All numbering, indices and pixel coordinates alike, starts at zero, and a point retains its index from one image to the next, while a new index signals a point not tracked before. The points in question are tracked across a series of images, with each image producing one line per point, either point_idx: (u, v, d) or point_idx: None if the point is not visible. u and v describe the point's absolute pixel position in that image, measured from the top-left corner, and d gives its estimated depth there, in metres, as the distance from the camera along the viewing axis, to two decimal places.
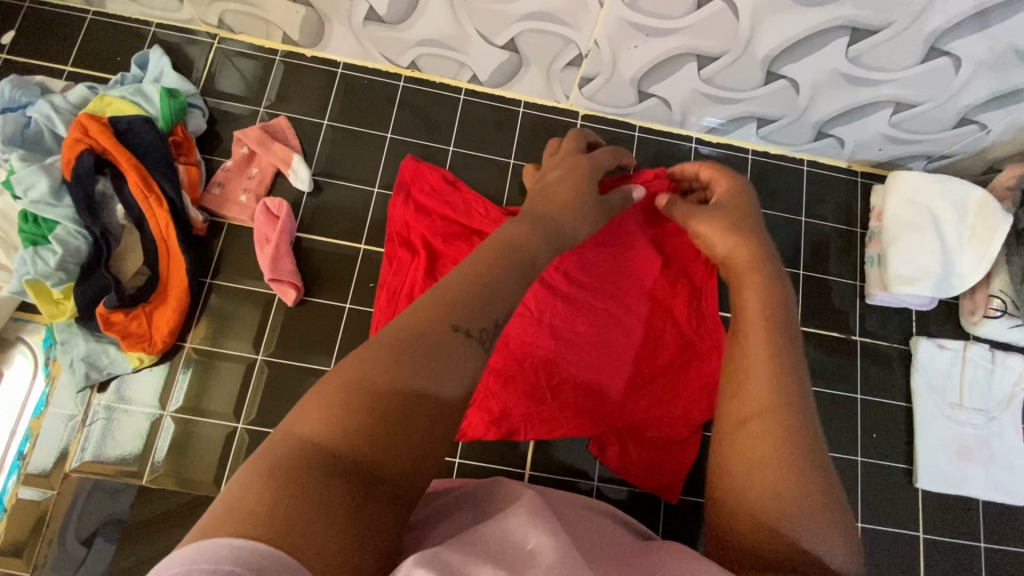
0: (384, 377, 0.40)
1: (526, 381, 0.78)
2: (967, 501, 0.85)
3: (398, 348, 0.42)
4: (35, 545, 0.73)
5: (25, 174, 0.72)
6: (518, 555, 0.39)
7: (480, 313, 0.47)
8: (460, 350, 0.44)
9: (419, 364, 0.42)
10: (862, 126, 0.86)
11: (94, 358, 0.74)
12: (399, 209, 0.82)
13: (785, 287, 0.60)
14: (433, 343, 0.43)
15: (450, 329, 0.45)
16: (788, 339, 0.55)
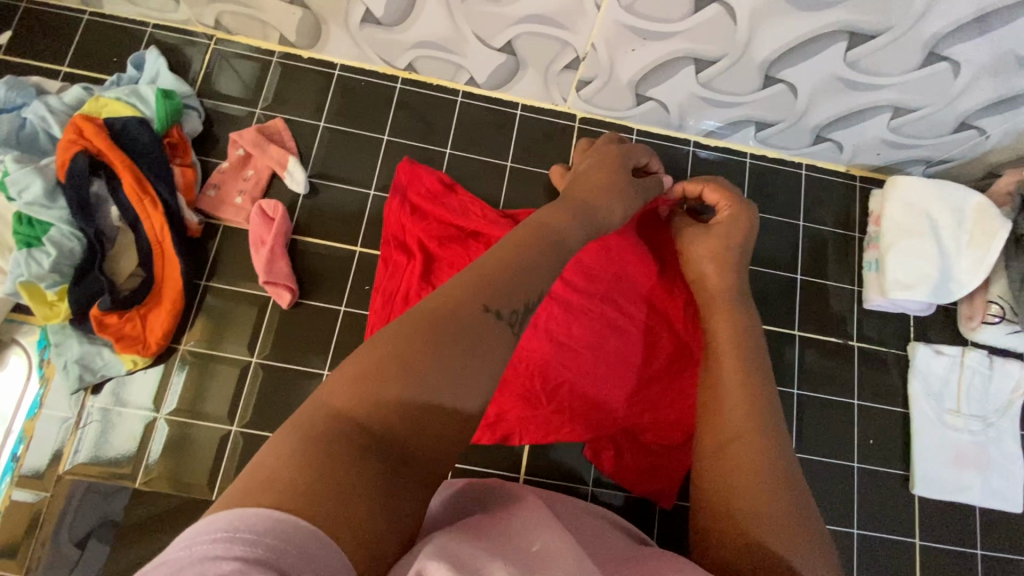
0: (417, 355, 0.40)
1: (521, 385, 0.78)
2: (963, 508, 0.85)
3: (432, 325, 0.42)
4: (28, 547, 0.73)
5: (19, 175, 0.72)
6: (525, 556, 0.39)
7: (511, 295, 0.46)
8: (490, 332, 0.44)
9: (452, 344, 0.41)
10: (861, 130, 0.85)
11: (87, 360, 0.74)
12: (394, 212, 0.82)
13: (752, 321, 0.69)
14: (465, 322, 0.43)
15: (482, 309, 0.44)
16: (756, 369, 0.63)
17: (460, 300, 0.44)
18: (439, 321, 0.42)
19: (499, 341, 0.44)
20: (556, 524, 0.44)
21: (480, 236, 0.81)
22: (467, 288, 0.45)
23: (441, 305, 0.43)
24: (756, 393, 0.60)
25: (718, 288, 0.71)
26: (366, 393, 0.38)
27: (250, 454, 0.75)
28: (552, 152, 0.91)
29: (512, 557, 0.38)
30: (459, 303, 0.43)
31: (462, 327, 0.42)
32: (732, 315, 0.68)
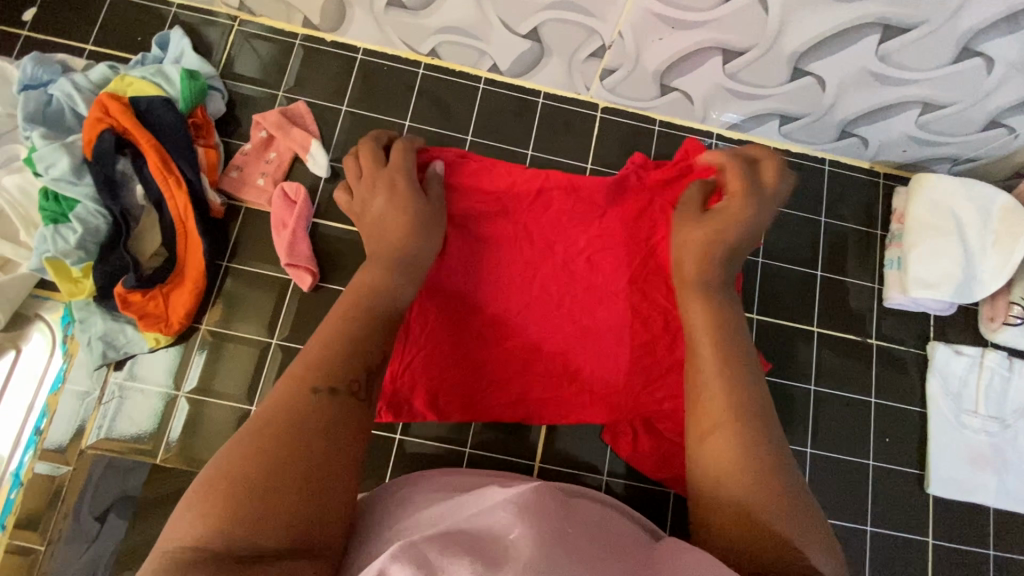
0: (251, 462, 0.44)
1: (543, 367, 0.80)
2: (978, 508, 0.84)
3: (266, 427, 0.47)
4: (50, 519, 0.74)
5: (47, 151, 0.72)
6: (495, 555, 0.43)
7: (340, 370, 0.53)
8: (322, 406, 0.50)
9: (284, 437, 0.46)
10: (887, 127, 0.84)
11: (111, 337, 0.75)
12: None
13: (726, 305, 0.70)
14: (301, 410, 0.49)
15: (310, 392, 0.50)
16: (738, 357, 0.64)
17: (292, 389, 0.50)
18: (274, 420, 0.47)
19: (338, 412, 0.50)
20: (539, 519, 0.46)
21: (506, 214, 0.81)
22: (302, 373, 0.52)
23: (271, 404, 0.49)
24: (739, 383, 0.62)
25: (688, 275, 0.71)
26: (208, 514, 0.42)
27: None
28: (573, 143, 0.91)
29: (481, 554, 0.42)
30: (290, 396, 0.49)
31: (292, 418, 0.48)
32: (708, 301, 0.69)
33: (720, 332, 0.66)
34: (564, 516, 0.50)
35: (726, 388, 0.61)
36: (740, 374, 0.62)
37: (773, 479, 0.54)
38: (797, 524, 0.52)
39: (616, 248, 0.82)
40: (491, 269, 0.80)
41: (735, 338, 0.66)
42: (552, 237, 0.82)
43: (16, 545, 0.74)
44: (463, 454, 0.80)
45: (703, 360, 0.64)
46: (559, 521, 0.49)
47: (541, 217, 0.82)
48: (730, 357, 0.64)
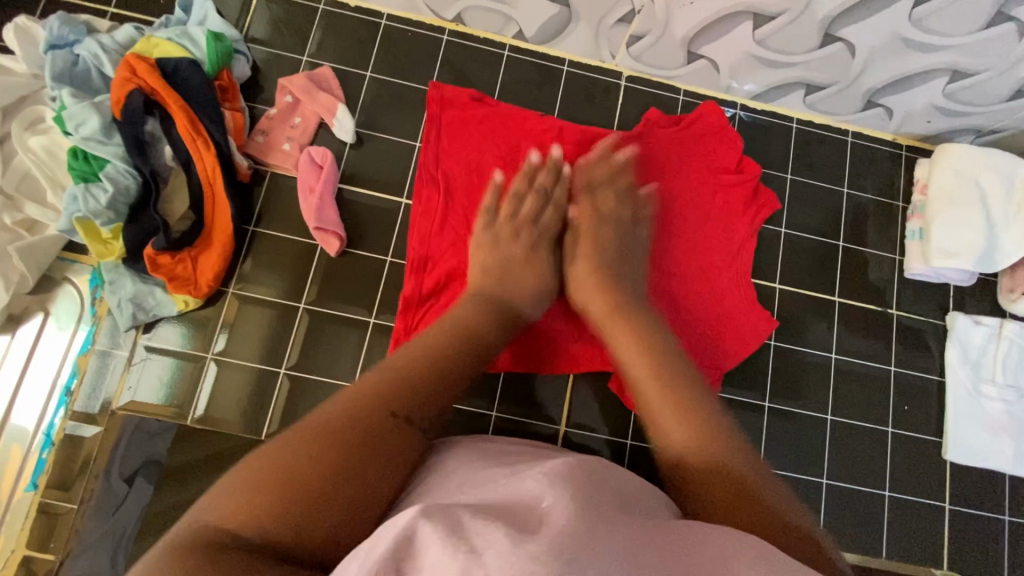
0: (309, 465, 0.47)
1: (557, 317, 0.83)
2: (994, 475, 0.86)
3: (338, 435, 0.49)
4: (82, 479, 0.74)
5: (76, 110, 0.72)
6: (528, 523, 0.40)
7: (412, 396, 0.55)
8: (391, 430, 0.52)
9: (348, 453, 0.49)
10: (912, 96, 0.84)
11: (141, 299, 0.75)
12: (427, 154, 0.84)
13: (633, 319, 0.70)
14: (376, 431, 0.51)
15: (389, 416, 0.53)
16: (674, 360, 0.65)
17: (371, 405, 0.52)
18: (345, 433, 0.50)
19: (402, 439, 0.53)
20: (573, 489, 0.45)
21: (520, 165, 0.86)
22: (382, 395, 0.54)
23: (352, 406, 0.52)
24: (688, 395, 0.61)
25: (605, 294, 0.73)
26: (254, 506, 0.44)
27: (299, 395, 0.77)
28: (597, 112, 0.91)
29: (514, 518, 0.40)
30: (367, 415, 0.52)
31: (365, 432, 0.51)
32: (627, 320, 0.69)
33: (659, 352, 0.66)
34: (599, 489, 0.48)
35: (673, 406, 0.60)
36: (677, 379, 0.63)
37: (740, 475, 0.55)
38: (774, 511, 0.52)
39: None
40: None
41: (667, 348, 0.66)
42: None
43: (47, 504, 0.74)
44: (488, 418, 0.82)
45: (643, 384, 0.64)
46: (593, 493, 0.47)
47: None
48: (666, 370, 0.64)
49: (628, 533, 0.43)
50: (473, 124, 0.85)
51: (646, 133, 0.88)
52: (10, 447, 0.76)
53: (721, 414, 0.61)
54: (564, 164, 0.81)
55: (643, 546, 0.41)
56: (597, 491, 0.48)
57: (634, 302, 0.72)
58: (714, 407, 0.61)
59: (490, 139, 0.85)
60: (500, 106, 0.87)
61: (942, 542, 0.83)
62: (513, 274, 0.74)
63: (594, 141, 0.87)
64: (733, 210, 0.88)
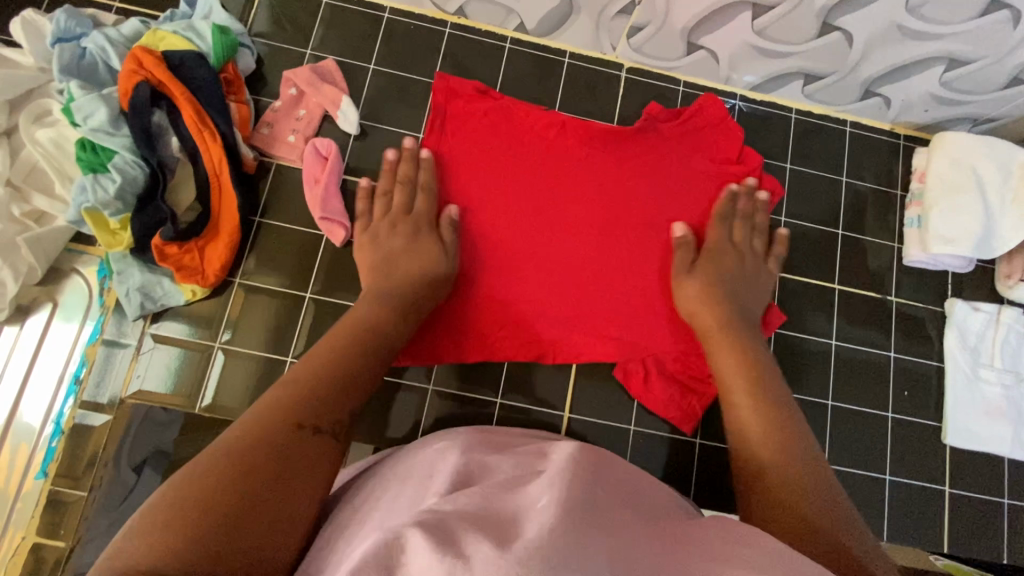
0: (223, 483, 0.47)
1: (556, 308, 0.84)
2: (993, 458, 0.87)
3: (244, 453, 0.50)
4: (92, 467, 0.75)
5: (85, 101, 0.73)
6: (508, 531, 0.42)
7: (315, 408, 0.58)
8: (300, 443, 0.54)
9: (258, 466, 0.50)
10: (910, 85, 0.85)
11: (149, 289, 0.76)
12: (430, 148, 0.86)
13: (749, 347, 0.75)
14: (280, 444, 0.53)
15: (292, 427, 0.55)
16: (772, 385, 0.71)
17: (272, 422, 0.54)
18: (248, 453, 0.50)
19: (312, 450, 0.55)
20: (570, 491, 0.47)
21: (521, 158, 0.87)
22: (282, 408, 0.56)
23: (257, 426, 0.53)
24: (782, 417, 0.67)
25: (710, 318, 0.79)
26: (169, 534, 0.43)
27: None
28: (598, 103, 0.92)
29: (499, 531, 0.42)
30: (271, 429, 0.53)
31: (268, 448, 0.52)
32: (739, 343, 0.75)
33: (756, 378, 0.71)
34: (588, 489, 0.50)
35: (760, 412, 0.68)
36: (768, 392, 0.70)
37: (816, 503, 0.57)
38: (844, 510, 0.58)
39: (625, 207, 0.87)
40: (507, 210, 0.86)
41: (761, 364, 0.73)
42: (566, 187, 0.87)
43: (57, 491, 0.75)
44: (493, 405, 0.82)
45: (735, 391, 0.71)
46: (584, 494, 0.48)
47: (556, 165, 0.88)
48: (758, 385, 0.71)
49: (608, 535, 0.44)
50: (475, 118, 0.87)
51: (646, 127, 0.89)
52: (14, 446, 0.77)
53: (813, 446, 0.65)
54: (530, 169, 0.87)
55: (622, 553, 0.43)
56: (587, 490, 0.49)
57: (747, 332, 0.78)
58: (809, 440, 0.66)
59: (492, 133, 0.87)
60: (503, 99, 0.89)
61: (941, 524, 0.85)
62: (397, 268, 0.77)
63: (596, 135, 0.88)
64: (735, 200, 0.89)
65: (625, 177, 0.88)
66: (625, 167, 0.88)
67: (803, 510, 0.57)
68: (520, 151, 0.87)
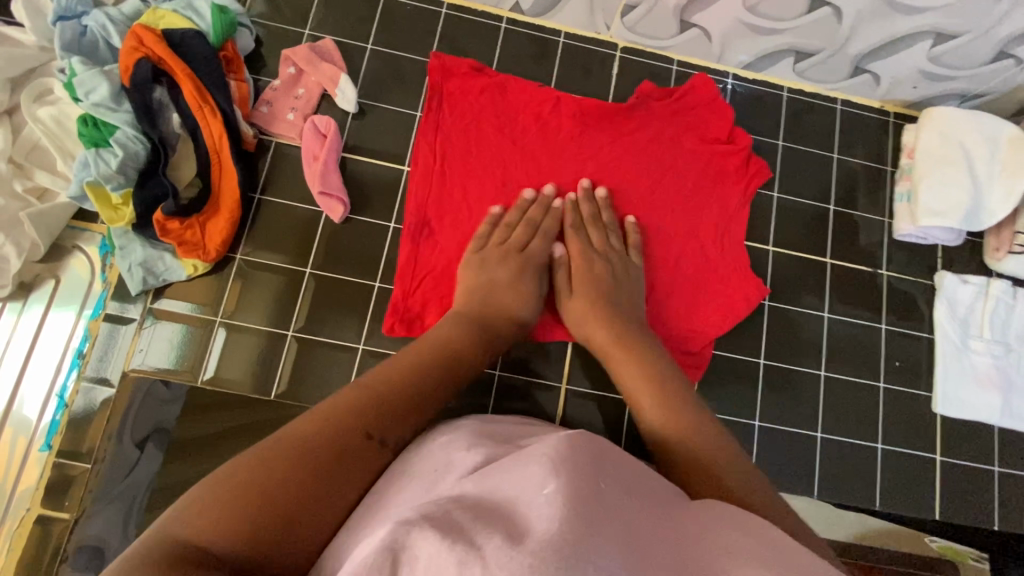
0: (283, 478, 0.48)
1: (550, 283, 0.85)
2: (982, 427, 0.89)
3: (311, 447, 0.51)
4: (96, 440, 0.76)
5: (86, 77, 0.74)
6: (515, 524, 0.41)
7: (394, 424, 0.58)
8: (369, 454, 0.55)
9: (324, 473, 0.51)
10: (899, 60, 0.87)
11: (151, 264, 0.77)
12: (427, 124, 0.87)
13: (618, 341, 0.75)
14: (347, 448, 0.53)
15: (364, 437, 0.55)
16: (647, 368, 0.71)
17: (349, 422, 0.54)
18: (317, 446, 0.51)
19: (378, 462, 0.56)
20: (576, 474, 0.45)
21: (515, 136, 0.88)
22: (361, 412, 0.56)
23: (328, 424, 0.53)
24: (673, 397, 0.66)
25: (604, 307, 0.78)
26: (224, 520, 0.44)
27: (307, 356, 0.79)
28: (593, 83, 0.93)
29: (511, 521, 0.41)
30: (342, 429, 0.54)
31: (334, 449, 0.52)
32: (612, 331, 0.76)
33: (648, 366, 0.71)
34: (601, 467, 0.49)
35: (665, 414, 0.65)
36: (668, 385, 0.68)
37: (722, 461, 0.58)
38: (752, 486, 0.56)
39: (620, 183, 0.88)
40: (502, 185, 0.87)
41: (660, 366, 0.71)
42: (562, 163, 0.88)
43: (62, 463, 0.76)
44: (492, 376, 0.83)
45: (641, 398, 0.68)
46: (594, 477, 0.46)
47: (550, 143, 0.88)
48: (658, 374, 0.70)
49: (618, 520, 0.43)
50: (471, 95, 0.88)
51: (638, 104, 0.90)
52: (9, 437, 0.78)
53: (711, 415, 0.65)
54: (523, 145, 0.88)
55: (631, 540, 0.42)
56: (600, 469, 0.48)
57: (610, 314, 0.78)
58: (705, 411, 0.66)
59: (488, 111, 0.88)
60: (498, 77, 0.90)
61: (933, 491, 0.87)
62: (495, 295, 0.77)
63: (590, 113, 0.89)
64: (724, 178, 0.90)
65: (620, 153, 0.89)
66: (617, 145, 0.89)
67: (717, 492, 0.55)
68: (515, 128, 0.88)
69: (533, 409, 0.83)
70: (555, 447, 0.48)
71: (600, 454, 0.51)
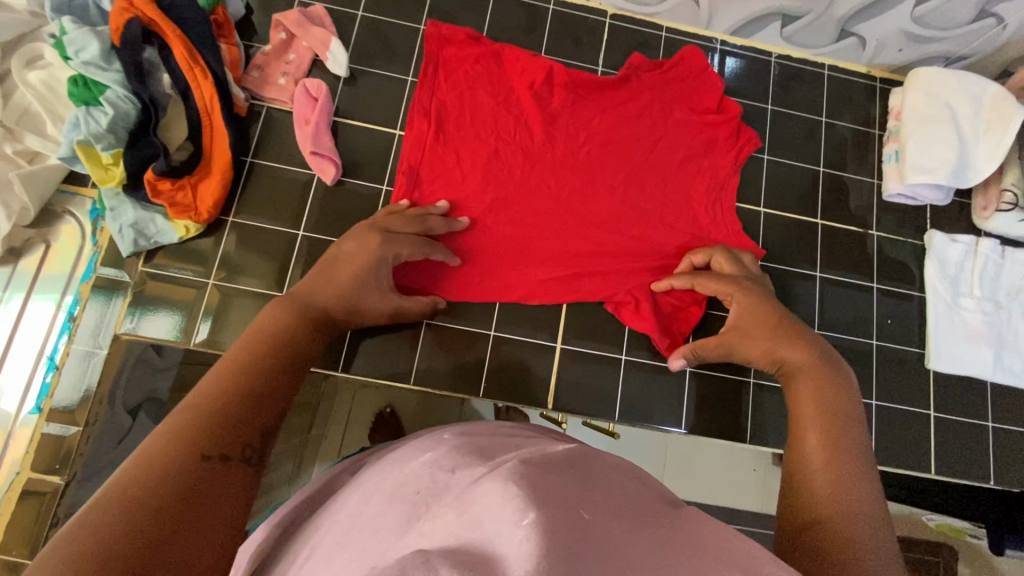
0: (112, 535, 0.35)
1: (542, 250, 0.85)
2: (976, 383, 0.89)
3: (142, 489, 0.38)
4: (87, 403, 0.75)
5: (77, 36, 0.74)
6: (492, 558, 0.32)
7: (237, 432, 0.45)
8: (224, 476, 0.42)
9: (166, 513, 0.38)
10: (882, 22, 0.88)
11: (142, 226, 0.77)
12: (422, 89, 0.87)
13: (835, 372, 0.64)
14: (183, 477, 0.40)
15: (198, 459, 0.41)
16: (841, 421, 0.58)
17: (174, 448, 0.41)
18: (148, 493, 0.38)
19: (238, 479, 0.43)
20: (552, 501, 0.34)
21: (508, 104, 0.88)
22: (192, 434, 0.43)
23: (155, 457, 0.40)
24: (842, 446, 0.55)
25: (751, 317, 0.75)
26: None
27: None
28: (583, 48, 0.94)
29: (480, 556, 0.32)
30: (168, 461, 0.40)
31: (173, 483, 0.39)
32: (801, 340, 0.68)
33: (825, 409, 0.60)
34: (586, 490, 0.39)
35: (823, 432, 0.57)
36: (846, 429, 0.57)
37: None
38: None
39: (614, 153, 0.89)
40: (495, 152, 0.87)
41: (848, 407, 0.60)
42: (556, 132, 0.88)
43: (53, 426, 0.75)
44: (486, 337, 0.83)
45: (801, 401, 0.62)
46: (573, 504, 0.36)
47: (542, 113, 0.88)
48: (831, 422, 0.58)
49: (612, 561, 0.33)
50: (468, 64, 0.89)
51: (631, 76, 0.91)
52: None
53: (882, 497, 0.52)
54: (516, 113, 0.88)
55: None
56: (585, 488, 0.39)
57: (810, 336, 0.69)
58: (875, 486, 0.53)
59: (483, 79, 0.89)
60: (494, 44, 0.90)
61: (928, 448, 0.87)
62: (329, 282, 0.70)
63: (583, 84, 0.90)
64: (714, 144, 0.91)
65: (612, 124, 0.89)
66: (610, 115, 0.90)
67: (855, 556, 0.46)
68: (509, 97, 0.89)
69: (528, 369, 0.83)
70: (526, 472, 0.37)
71: (570, 468, 0.41)
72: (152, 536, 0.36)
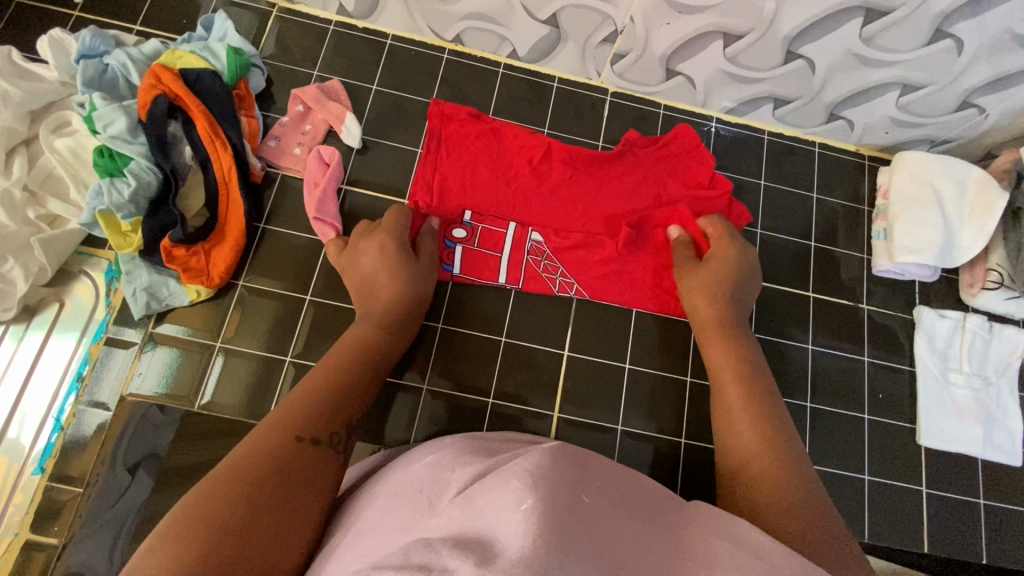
0: (231, 494, 0.48)
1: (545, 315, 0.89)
2: (967, 459, 0.90)
3: (254, 462, 0.51)
4: (90, 462, 0.76)
5: (106, 111, 0.79)
6: None
7: (319, 424, 0.58)
8: (307, 456, 0.55)
9: (267, 484, 0.50)
10: (870, 109, 0.93)
11: (155, 290, 0.79)
12: (425, 164, 0.90)
13: (749, 348, 0.78)
14: (282, 456, 0.53)
15: (294, 440, 0.55)
16: (769, 404, 0.71)
17: (277, 434, 0.54)
18: (254, 461, 0.51)
19: (319, 460, 0.55)
20: (555, 490, 0.41)
21: (511, 178, 0.92)
22: (292, 420, 0.57)
23: (261, 439, 0.54)
24: (765, 411, 0.70)
25: (718, 276, 0.83)
26: (186, 543, 0.44)
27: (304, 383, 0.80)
28: (585, 123, 0.99)
29: (484, 548, 0.37)
30: (276, 439, 0.54)
31: (275, 459, 0.52)
32: (709, 296, 0.82)
33: (745, 374, 0.74)
34: (585, 480, 0.47)
35: (745, 396, 0.72)
36: (765, 408, 0.70)
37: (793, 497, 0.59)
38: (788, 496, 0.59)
39: (611, 222, 0.92)
40: (499, 224, 0.90)
41: (760, 388, 0.73)
42: (556, 203, 0.92)
43: (55, 484, 0.75)
44: (485, 405, 0.84)
45: (723, 369, 0.76)
46: (577, 490, 0.44)
47: (543, 185, 0.92)
48: (754, 391, 0.72)
49: (603, 535, 0.42)
50: (469, 141, 0.92)
51: (625, 152, 0.95)
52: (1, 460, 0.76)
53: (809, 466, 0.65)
54: (517, 186, 0.92)
55: (619, 558, 0.40)
56: (583, 479, 0.47)
57: (744, 331, 0.80)
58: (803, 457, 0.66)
59: (484, 154, 0.92)
60: (494, 121, 0.95)
61: (921, 525, 0.87)
62: (379, 289, 0.77)
63: (580, 159, 0.94)
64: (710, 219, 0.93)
65: (611, 195, 0.93)
66: (609, 186, 0.93)
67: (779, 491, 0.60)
68: (510, 172, 0.92)
69: None
70: (536, 463, 0.44)
71: (572, 461, 0.49)
72: (257, 496, 0.49)
